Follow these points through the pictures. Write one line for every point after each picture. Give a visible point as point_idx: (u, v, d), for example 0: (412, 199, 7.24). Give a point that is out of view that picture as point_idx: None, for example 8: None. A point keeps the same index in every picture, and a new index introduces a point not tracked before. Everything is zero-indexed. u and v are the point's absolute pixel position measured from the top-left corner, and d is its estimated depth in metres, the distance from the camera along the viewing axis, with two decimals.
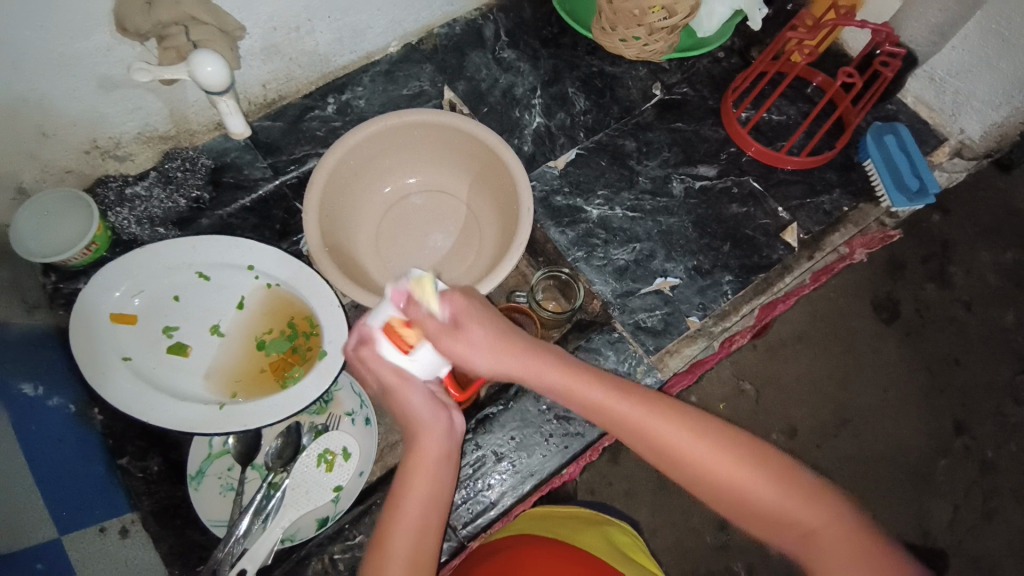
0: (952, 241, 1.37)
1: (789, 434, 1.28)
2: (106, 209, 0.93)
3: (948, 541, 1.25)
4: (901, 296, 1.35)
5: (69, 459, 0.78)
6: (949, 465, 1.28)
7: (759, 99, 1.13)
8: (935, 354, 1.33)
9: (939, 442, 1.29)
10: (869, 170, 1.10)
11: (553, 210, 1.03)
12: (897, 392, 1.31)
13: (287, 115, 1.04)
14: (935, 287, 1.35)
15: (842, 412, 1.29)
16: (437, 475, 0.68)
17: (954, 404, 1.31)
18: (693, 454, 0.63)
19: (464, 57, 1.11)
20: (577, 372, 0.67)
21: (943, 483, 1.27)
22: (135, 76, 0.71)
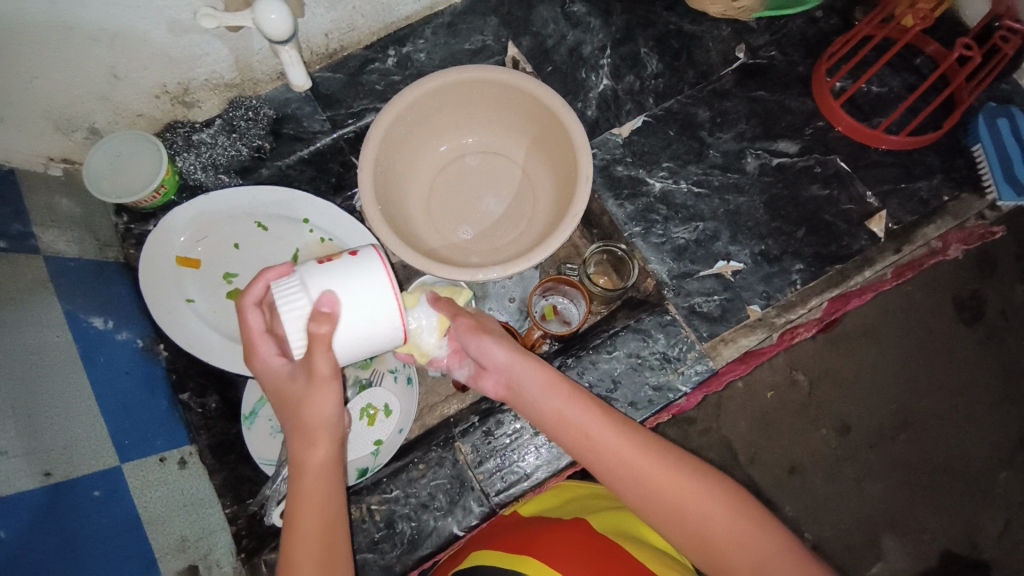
0: None
1: (840, 432, 1.20)
2: (175, 154, 0.96)
3: (994, 555, 1.17)
4: (988, 297, 1.22)
5: (135, 391, 0.82)
6: (1010, 478, 1.19)
7: (858, 68, 1.01)
8: (1015, 363, 1.21)
9: (1002, 454, 1.19)
10: (977, 155, 0.97)
11: (613, 180, 0.97)
12: (966, 401, 1.20)
13: (347, 67, 1.02)
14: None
15: (902, 416, 1.20)
16: (335, 487, 0.66)
17: None
18: (632, 461, 0.65)
19: (532, 9, 1.05)
20: (556, 397, 0.68)
21: (1002, 500, 1.18)
22: (199, 21, 0.68)
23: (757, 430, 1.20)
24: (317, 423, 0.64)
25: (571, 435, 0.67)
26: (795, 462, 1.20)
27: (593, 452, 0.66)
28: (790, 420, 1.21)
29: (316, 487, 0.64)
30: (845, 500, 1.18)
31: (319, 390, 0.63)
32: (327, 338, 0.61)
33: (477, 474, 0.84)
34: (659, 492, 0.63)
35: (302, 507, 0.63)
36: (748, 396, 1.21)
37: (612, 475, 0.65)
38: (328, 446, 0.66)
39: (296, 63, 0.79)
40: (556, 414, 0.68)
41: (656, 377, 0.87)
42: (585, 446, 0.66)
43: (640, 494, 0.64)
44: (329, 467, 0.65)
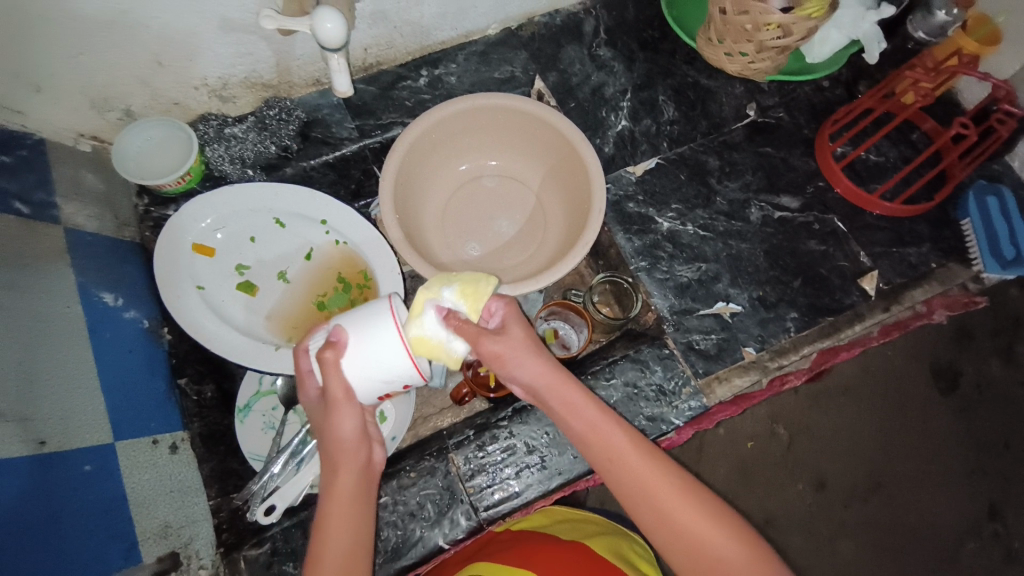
0: None
1: (817, 486, 1.23)
2: (205, 144, 0.98)
3: None
4: (963, 367, 1.27)
5: (135, 371, 0.82)
6: (976, 547, 1.21)
7: (860, 136, 1.08)
8: (985, 433, 1.26)
9: (969, 523, 1.22)
10: (965, 229, 1.03)
11: (624, 215, 1.01)
12: (939, 466, 1.24)
13: (381, 81, 1.07)
14: (1001, 363, 1.27)
15: (876, 475, 1.23)
16: (357, 513, 0.68)
17: (995, 487, 1.24)
18: (658, 489, 0.65)
19: (560, 49, 1.11)
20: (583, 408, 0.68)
21: (967, 567, 1.21)
22: (261, 22, 0.72)
23: (736, 475, 1.22)
24: (339, 449, 0.69)
25: (603, 453, 0.67)
26: (770, 513, 1.21)
27: (620, 474, 0.66)
28: (769, 467, 1.23)
29: (339, 513, 0.67)
30: (817, 553, 1.20)
31: (339, 413, 0.68)
32: (334, 362, 0.66)
33: (468, 488, 0.84)
34: (679, 524, 0.63)
35: (326, 528, 0.66)
36: (729, 441, 1.24)
37: (635, 499, 0.65)
38: (352, 473, 0.69)
39: (343, 71, 0.81)
40: (588, 429, 0.67)
41: (651, 408, 0.90)
42: (612, 467, 0.66)
43: (660, 523, 0.64)
44: (352, 494, 0.68)
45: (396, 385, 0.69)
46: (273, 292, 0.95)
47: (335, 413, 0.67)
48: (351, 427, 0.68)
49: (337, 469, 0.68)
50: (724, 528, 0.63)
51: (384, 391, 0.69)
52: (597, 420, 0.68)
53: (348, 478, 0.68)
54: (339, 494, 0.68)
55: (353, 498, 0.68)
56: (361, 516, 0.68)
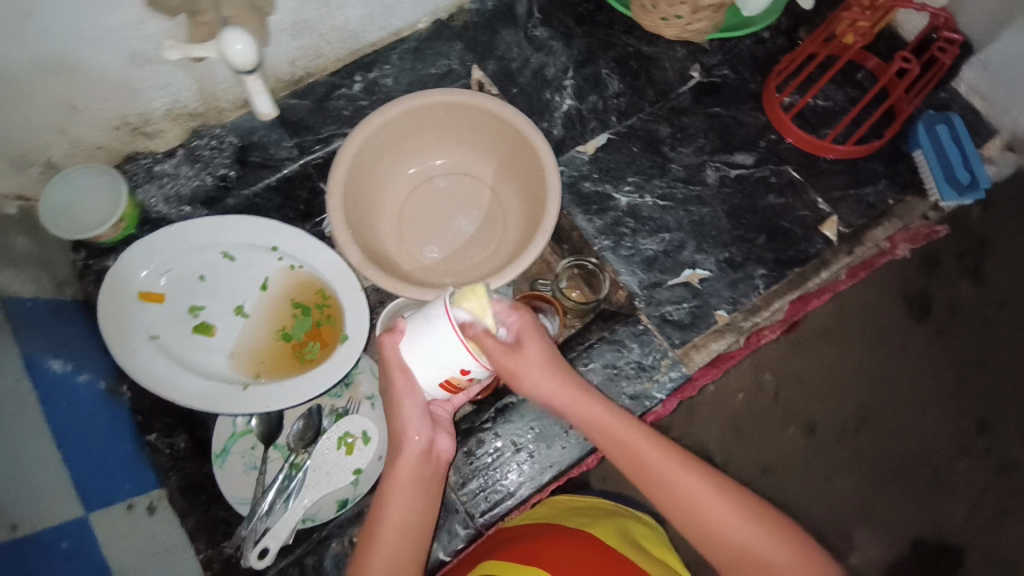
0: (990, 237, 1.29)
1: (808, 429, 1.23)
2: (135, 186, 0.93)
3: (963, 539, 1.20)
4: (935, 293, 1.28)
5: (97, 437, 0.79)
6: (971, 465, 1.22)
7: (805, 84, 1.07)
8: (962, 353, 1.27)
9: (959, 441, 1.24)
10: (918, 161, 1.03)
11: (581, 196, 1.00)
12: (922, 391, 1.25)
13: (314, 93, 1.02)
14: (970, 285, 1.28)
15: (863, 410, 1.24)
16: (413, 495, 0.72)
17: (979, 403, 1.25)
18: (692, 497, 0.68)
19: (496, 35, 1.07)
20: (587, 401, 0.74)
21: (961, 483, 1.22)
22: (165, 53, 0.74)
23: (728, 434, 1.21)
24: (403, 436, 0.73)
25: (631, 465, 0.71)
26: (768, 463, 1.21)
27: (653, 485, 0.70)
28: (761, 422, 1.22)
29: (396, 494, 0.71)
30: (820, 497, 1.20)
31: (398, 394, 0.72)
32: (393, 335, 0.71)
33: (461, 496, 0.83)
34: (664, 483, 0.69)
35: (384, 506, 0.71)
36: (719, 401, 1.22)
37: (672, 508, 0.69)
38: (411, 457, 0.73)
39: (263, 94, 0.79)
40: (616, 443, 0.72)
41: (633, 385, 0.90)
42: (642, 475, 0.70)
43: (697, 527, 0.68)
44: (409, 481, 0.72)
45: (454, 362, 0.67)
46: (233, 329, 0.92)
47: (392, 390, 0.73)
48: (415, 414, 0.73)
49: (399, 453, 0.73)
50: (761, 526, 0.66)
51: (440, 372, 0.68)
52: (625, 429, 0.72)
53: (407, 460, 0.73)
54: (399, 478, 0.72)
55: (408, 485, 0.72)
56: (425, 500, 0.73)
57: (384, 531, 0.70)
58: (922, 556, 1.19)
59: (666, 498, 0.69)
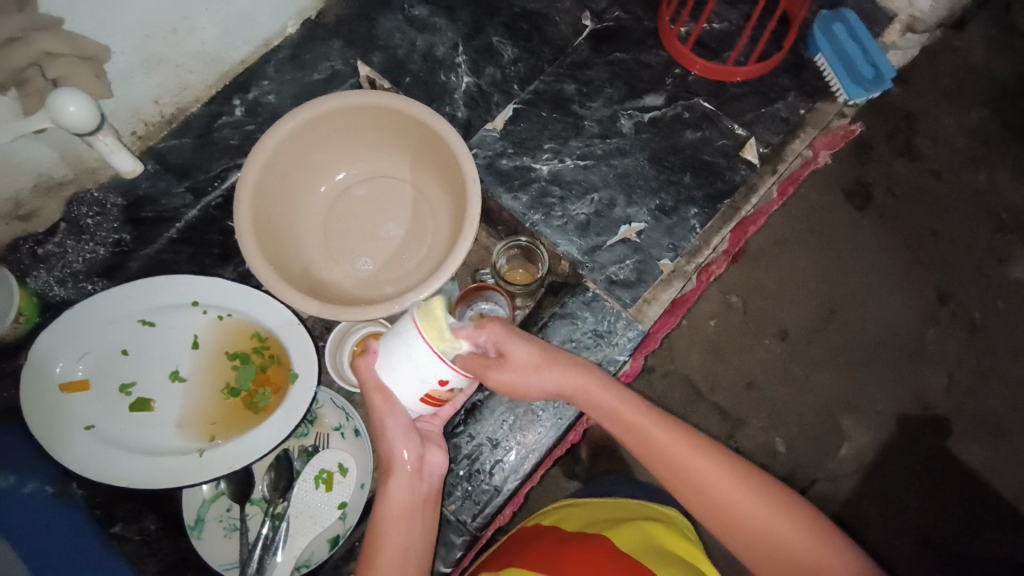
0: (916, 112, 1.27)
1: (780, 336, 1.21)
2: (24, 275, 0.86)
3: (947, 407, 1.21)
4: (872, 177, 1.26)
5: (55, 544, 0.75)
6: (939, 333, 1.23)
7: (697, 10, 1.05)
8: (911, 229, 1.26)
9: (925, 313, 1.23)
10: (821, 66, 1.03)
11: (502, 175, 0.96)
12: (880, 274, 1.24)
13: (193, 128, 0.94)
14: (904, 162, 1.27)
15: (829, 304, 1.23)
16: (410, 518, 0.69)
17: (937, 273, 1.25)
18: (698, 469, 0.64)
19: (373, 24, 1.01)
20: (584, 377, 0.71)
21: (935, 350, 1.22)
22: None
23: (710, 360, 1.20)
24: (393, 457, 0.69)
25: (637, 436, 0.67)
26: (750, 377, 1.20)
27: (658, 459, 0.66)
28: (736, 340, 1.21)
29: (392, 517, 0.67)
30: (804, 399, 1.20)
31: (384, 412, 0.69)
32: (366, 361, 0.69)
33: (449, 506, 0.82)
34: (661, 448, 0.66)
35: (379, 534, 0.67)
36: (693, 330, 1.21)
37: (678, 480, 0.65)
38: (403, 477, 0.69)
39: (119, 148, 0.74)
40: (618, 418, 0.69)
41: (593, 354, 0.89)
42: (646, 451, 0.67)
43: (702, 499, 0.64)
44: (405, 506, 0.68)
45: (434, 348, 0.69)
46: (174, 397, 0.87)
47: (375, 409, 0.69)
48: (400, 431, 0.69)
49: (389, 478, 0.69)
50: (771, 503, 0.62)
51: (421, 386, 0.65)
52: (622, 405, 0.69)
53: (398, 482, 0.69)
54: (392, 504, 0.68)
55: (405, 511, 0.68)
56: (419, 522, 0.69)
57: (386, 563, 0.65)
58: (911, 430, 1.20)
59: (670, 470, 0.65)
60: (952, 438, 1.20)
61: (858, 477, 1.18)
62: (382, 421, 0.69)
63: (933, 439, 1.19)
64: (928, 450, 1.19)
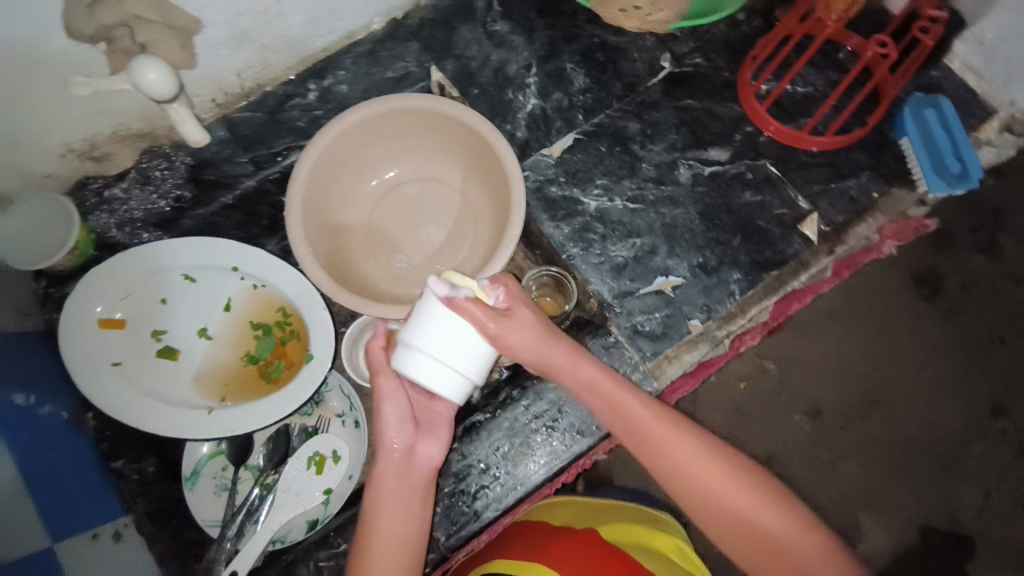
0: (1007, 210, 1.17)
1: (812, 415, 1.15)
2: (87, 213, 0.92)
3: (975, 527, 1.11)
4: (946, 269, 1.17)
5: (59, 470, 0.79)
6: (984, 450, 1.13)
7: (783, 69, 1.01)
8: (974, 332, 1.16)
9: (971, 424, 1.14)
10: (905, 149, 0.97)
11: (548, 202, 0.95)
12: (933, 372, 1.15)
13: (266, 105, 0.99)
14: (985, 260, 1.17)
15: (872, 393, 1.15)
16: (400, 502, 0.70)
17: (994, 384, 1.15)
18: (693, 463, 0.69)
19: (453, 31, 1.02)
20: (581, 360, 0.73)
21: (975, 467, 1.12)
22: (73, 90, 0.76)
23: (733, 424, 1.15)
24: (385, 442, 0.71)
25: (633, 432, 0.72)
26: (771, 451, 1.14)
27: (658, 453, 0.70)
28: (764, 408, 1.16)
29: (379, 500, 0.70)
30: (819, 484, 1.13)
31: (382, 397, 0.71)
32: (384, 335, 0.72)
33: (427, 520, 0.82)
34: (655, 437, 0.71)
35: (369, 513, 0.70)
36: (721, 388, 1.16)
37: (679, 480, 0.69)
38: (392, 462, 0.71)
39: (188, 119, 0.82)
40: (610, 407, 0.73)
41: None
42: (645, 447, 0.71)
43: (702, 495, 0.68)
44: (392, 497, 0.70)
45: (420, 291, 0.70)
46: (197, 352, 0.92)
47: (378, 390, 0.71)
48: (393, 418, 0.70)
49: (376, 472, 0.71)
50: (760, 499, 0.68)
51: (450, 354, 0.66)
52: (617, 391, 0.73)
53: (387, 466, 0.71)
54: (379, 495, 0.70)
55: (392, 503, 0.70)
56: (408, 508, 0.71)
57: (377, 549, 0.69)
58: (930, 544, 1.11)
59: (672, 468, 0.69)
60: (973, 561, 1.10)
61: None
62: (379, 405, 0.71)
63: (952, 558, 1.10)
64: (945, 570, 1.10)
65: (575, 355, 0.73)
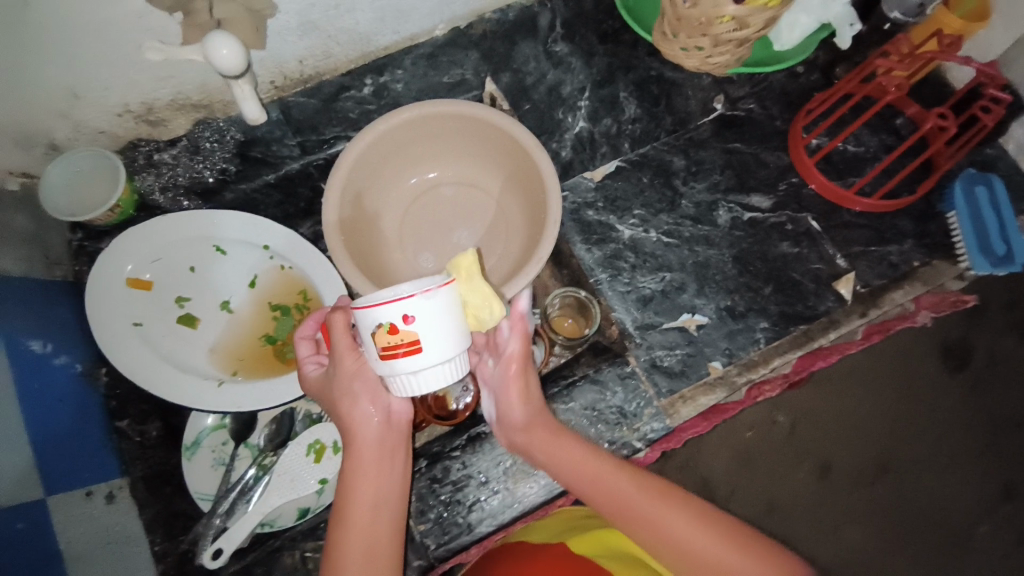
0: None
1: (820, 471, 1.11)
2: (134, 172, 0.93)
3: None
4: (978, 342, 1.14)
5: (62, 420, 0.79)
6: (989, 531, 1.11)
7: (836, 126, 1.00)
8: (999, 415, 1.14)
9: (983, 505, 1.12)
10: (951, 222, 0.95)
11: (583, 225, 0.95)
12: (948, 448, 1.13)
13: (322, 92, 1.00)
14: (1015, 342, 1.15)
15: (885, 460, 1.12)
16: (384, 468, 0.67)
17: (1007, 467, 1.13)
18: (684, 537, 0.59)
19: (514, 46, 1.04)
20: (548, 427, 0.68)
21: (977, 551, 1.11)
22: (147, 54, 0.79)
23: (735, 468, 1.10)
24: (357, 411, 0.67)
25: (611, 504, 0.62)
26: (773, 502, 1.10)
27: (628, 510, 0.61)
28: (772, 459, 1.11)
29: (358, 471, 0.66)
30: (819, 549, 1.09)
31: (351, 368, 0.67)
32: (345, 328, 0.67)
33: (419, 526, 0.80)
34: (634, 509, 0.61)
35: (349, 486, 0.65)
36: (731, 434, 1.10)
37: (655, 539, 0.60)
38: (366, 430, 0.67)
39: (251, 101, 0.85)
40: (583, 479, 0.65)
41: (611, 433, 0.85)
42: (618, 511, 0.62)
43: (677, 555, 0.59)
44: (371, 467, 0.66)
45: (392, 314, 0.59)
46: (217, 323, 0.92)
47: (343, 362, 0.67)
48: (368, 387, 0.67)
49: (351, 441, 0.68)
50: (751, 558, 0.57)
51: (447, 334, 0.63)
52: (586, 462, 0.65)
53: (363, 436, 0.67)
54: (356, 465, 0.66)
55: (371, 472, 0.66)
56: (391, 473, 0.68)
57: (357, 524, 0.63)
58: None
59: (646, 529, 0.60)
60: None
61: None
62: (349, 375, 0.67)
63: None
64: None
65: (548, 433, 0.68)
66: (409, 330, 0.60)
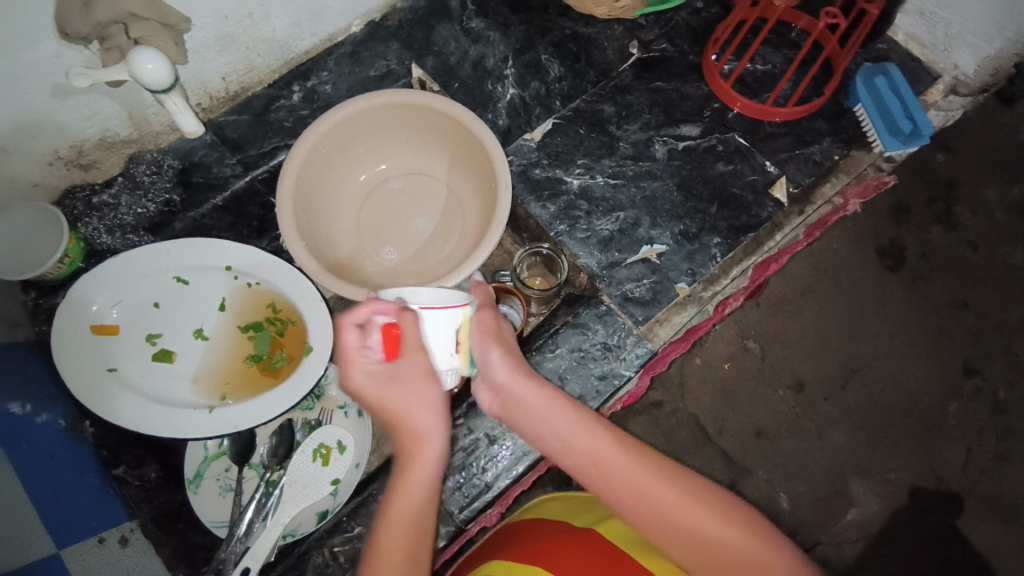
0: (957, 181, 1.25)
1: (795, 388, 1.18)
2: (76, 220, 0.92)
3: (961, 484, 1.16)
4: (907, 241, 1.23)
5: (60, 475, 0.78)
6: (960, 408, 1.18)
7: (741, 50, 1.08)
8: (942, 298, 1.22)
9: (949, 385, 1.19)
10: (859, 115, 1.04)
11: (532, 183, 0.99)
12: (905, 338, 1.20)
13: (252, 107, 1.01)
14: (941, 230, 1.24)
15: (849, 362, 1.19)
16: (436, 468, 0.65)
17: (963, 344, 1.21)
18: (652, 489, 0.61)
19: (431, 30, 1.06)
20: (537, 388, 0.69)
21: (953, 426, 1.18)
22: (73, 81, 0.73)
23: (720, 400, 1.18)
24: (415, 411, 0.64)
25: (582, 460, 0.65)
26: (760, 426, 1.17)
27: (602, 472, 0.64)
28: (751, 385, 1.18)
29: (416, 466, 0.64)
30: (813, 453, 1.16)
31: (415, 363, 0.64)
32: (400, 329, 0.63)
33: (439, 495, 0.83)
34: (600, 461, 0.64)
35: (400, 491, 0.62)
36: (706, 370, 1.19)
37: (638, 505, 0.61)
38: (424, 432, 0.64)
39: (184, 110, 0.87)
40: (558, 442, 0.67)
41: (599, 366, 0.90)
42: (591, 467, 0.64)
43: (644, 511, 0.61)
44: (426, 498, 0.63)
45: (436, 319, 0.64)
46: (194, 353, 0.91)
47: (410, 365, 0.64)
48: (423, 384, 0.65)
49: (413, 465, 0.64)
50: (713, 511, 0.60)
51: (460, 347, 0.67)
52: (567, 422, 0.67)
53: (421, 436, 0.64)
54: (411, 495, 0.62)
55: (426, 504, 0.62)
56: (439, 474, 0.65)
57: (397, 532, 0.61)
58: (920, 507, 1.15)
59: (615, 482, 0.63)
60: (961, 517, 1.15)
61: (862, 545, 1.13)
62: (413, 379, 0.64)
63: (943, 514, 1.14)
64: (940, 529, 1.14)
65: (537, 399, 0.69)
66: (449, 334, 0.64)
